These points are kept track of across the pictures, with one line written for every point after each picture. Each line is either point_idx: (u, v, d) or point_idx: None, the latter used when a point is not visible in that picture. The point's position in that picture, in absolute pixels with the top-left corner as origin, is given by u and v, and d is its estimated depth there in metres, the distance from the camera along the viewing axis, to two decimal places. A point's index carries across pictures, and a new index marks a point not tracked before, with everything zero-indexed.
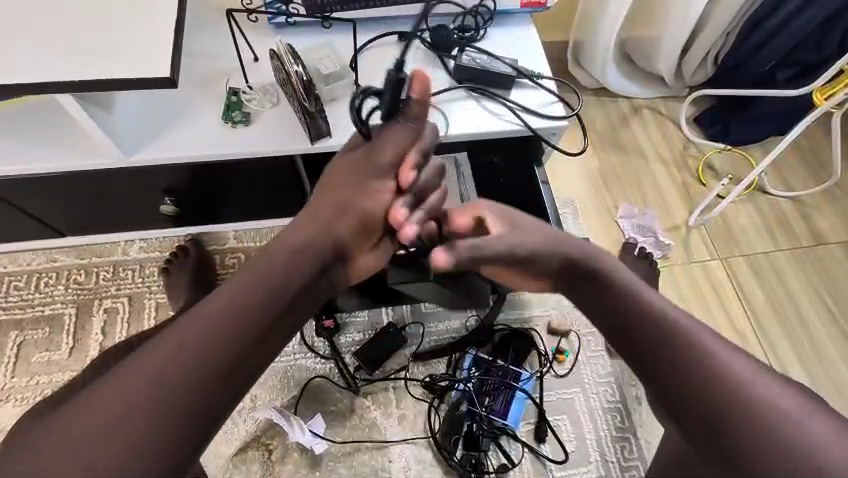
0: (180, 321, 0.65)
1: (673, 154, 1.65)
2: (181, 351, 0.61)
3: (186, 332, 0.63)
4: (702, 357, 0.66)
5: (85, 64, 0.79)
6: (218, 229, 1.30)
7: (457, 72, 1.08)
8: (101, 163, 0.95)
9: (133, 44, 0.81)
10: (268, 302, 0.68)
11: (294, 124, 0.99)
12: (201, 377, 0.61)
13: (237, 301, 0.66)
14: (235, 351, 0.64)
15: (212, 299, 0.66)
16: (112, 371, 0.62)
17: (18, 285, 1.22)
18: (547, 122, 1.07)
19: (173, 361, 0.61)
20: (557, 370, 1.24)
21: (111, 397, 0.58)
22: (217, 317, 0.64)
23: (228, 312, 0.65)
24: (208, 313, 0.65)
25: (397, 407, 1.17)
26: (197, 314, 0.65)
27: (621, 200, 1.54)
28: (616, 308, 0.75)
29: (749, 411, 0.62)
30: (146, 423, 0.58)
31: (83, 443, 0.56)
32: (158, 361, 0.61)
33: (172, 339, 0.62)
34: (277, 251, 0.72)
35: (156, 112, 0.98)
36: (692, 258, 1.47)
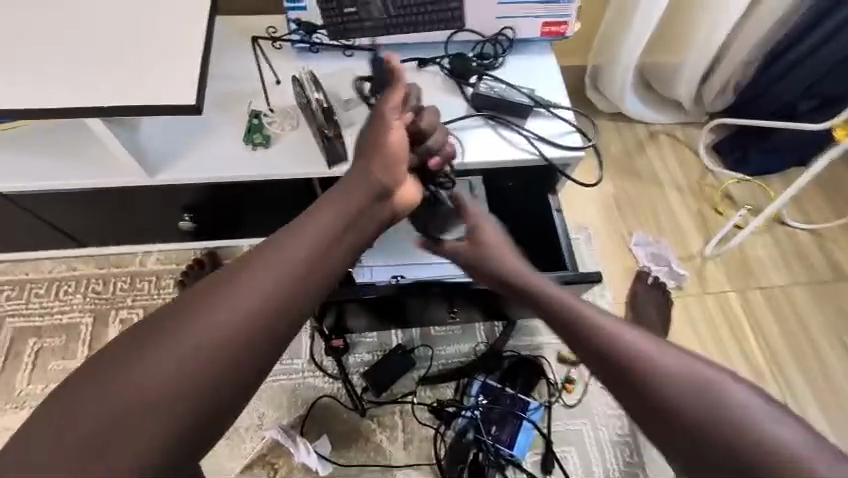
0: (226, 293, 0.64)
1: (689, 182, 1.63)
2: (225, 330, 0.62)
3: (222, 311, 0.63)
4: (666, 385, 0.65)
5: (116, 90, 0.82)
6: (233, 243, 1.32)
7: (475, 99, 1.08)
8: (126, 182, 0.97)
9: (162, 70, 0.84)
10: (298, 285, 0.68)
11: (314, 147, 1.01)
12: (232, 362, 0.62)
13: (280, 281, 0.67)
14: (265, 336, 0.64)
15: (260, 274, 0.66)
16: (135, 340, 0.61)
17: (39, 292, 1.25)
18: (562, 152, 1.07)
19: (206, 343, 0.61)
20: (566, 400, 1.23)
21: (140, 372, 0.59)
22: (253, 295, 0.65)
23: (258, 294, 0.65)
24: (239, 291, 0.65)
25: (403, 431, 1.17)
26: (226, 293, 0.65)
27: (637, 227, 1.53)
28: (581, 340, 0.73)
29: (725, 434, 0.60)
30: (176, 406, 0.58)
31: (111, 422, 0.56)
32: (202, 337, 0.61)
33: (218, 313, 0.63)
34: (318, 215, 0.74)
35: (179, 131, 1.00)
36: (707, 289, 1.45)
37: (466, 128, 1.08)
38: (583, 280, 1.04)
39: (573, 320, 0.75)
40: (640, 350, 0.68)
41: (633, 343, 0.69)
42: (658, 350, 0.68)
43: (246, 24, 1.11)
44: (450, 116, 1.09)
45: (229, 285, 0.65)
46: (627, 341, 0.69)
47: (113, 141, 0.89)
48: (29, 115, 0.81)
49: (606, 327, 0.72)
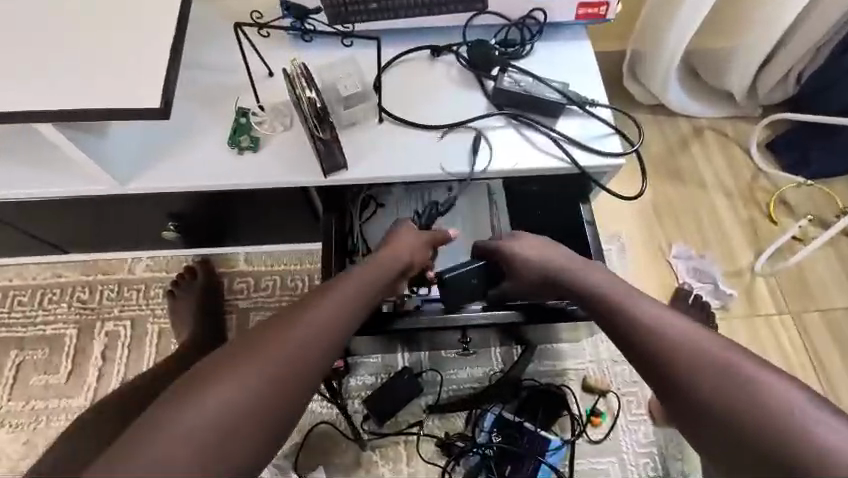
0: (278, 334, 0.72)
1: (739, 186, 1.44)
2: (276, 367, 0.69)
3: (273, 352, 0.70)
4: (709, 375, 0.64)
5: (69, 90, 0.69)
6: (228, 250, 1.21)
7: (497, 95, 0.92)
8: (96, 191, 0.86)
9: (125, 66, 0.71)
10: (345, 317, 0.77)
11: (308, 151, 0.88)
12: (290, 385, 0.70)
13: (323, 325, 0.75)
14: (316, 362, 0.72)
15: (307, 316, 0.75)
16: (192, 379, 0.67)
17: (22, 300, 1.17)
18: (598, 158, 0.91)
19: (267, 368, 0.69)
20: (590, 435, 1.10)
21: (197, 411, 0.64)
22: (297, 338, 0.72)
23: (314, 323, 0.74)
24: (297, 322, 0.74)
25: (408, 465, 1.06)
26: (287, 323, 0.73)
27: (676, 237, 1.35)
28: (621, 329, 0.73)
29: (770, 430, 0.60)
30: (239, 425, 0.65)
31: (181, 440, 0.62)
32: (257, 372, 0.68)
33: (271, 353, 0.70)
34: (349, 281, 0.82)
35: (156, 131, 0.87)
36: (757, 310, 1.28)
37: (485, 128, 0.92)
38: None
39: (614, 309, 0.76)
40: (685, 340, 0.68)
41: (679, 337, 0.69)
42: (706, 340, 0.68)
43: (236, 6, 0.98)
44: (465, 115, 0.93)
45: (288, 317, 0.75)
46: (671, 329, 0.69)
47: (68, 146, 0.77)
48: None
49: (650, 317, 0.72)
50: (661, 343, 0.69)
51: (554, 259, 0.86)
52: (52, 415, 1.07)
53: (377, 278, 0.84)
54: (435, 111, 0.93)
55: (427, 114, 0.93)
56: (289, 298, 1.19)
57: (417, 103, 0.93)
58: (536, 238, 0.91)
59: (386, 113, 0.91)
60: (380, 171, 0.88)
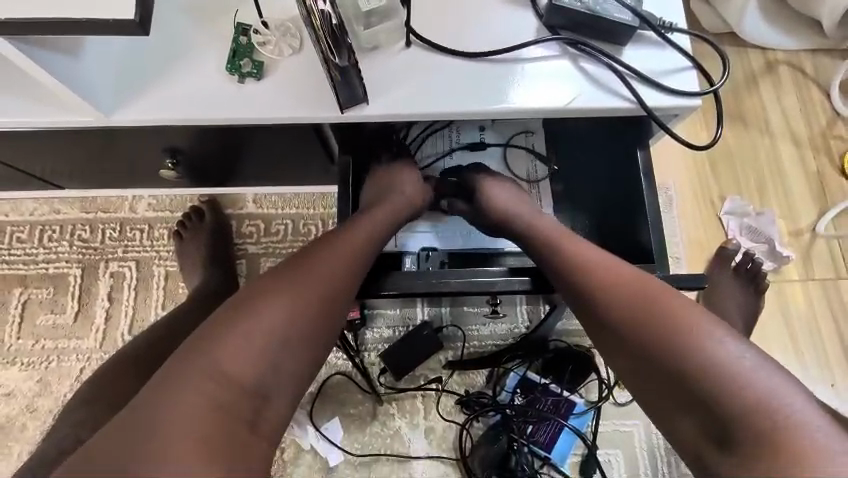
0: (263, 308, 0.66)
1: (809, 132, 1.26)
2: (269, 343, 0.64)
3: (263, 327, 0.65)
4: (657, 332, 0.65)
5: (22, 10, 0.55)
6: (236, 191, 1.11)
7: (552, 14, 0.75)
8: (78, 122, 0.73)
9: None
10: (346, 281, 0.72)
11: (320, 79, 0.74)
12: (290, 360, 0.66)
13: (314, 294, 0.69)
14: (316, 334, 0.68)
15: (295, 286, 0.69)
16: (178, 367, 0.61)
17: (21, 237, 1.10)
18: (667, 98, 0.76)
19: (267, 337, 0.64)
20: (617, 397, 1.05)
21: (191, 401, 0.59)
22: (286, 311, 0.67)
23: (316, 287, 0.70)
24: (295, 283, 0.69)
25: (424, 418, 1.03)
26: (286, 283, 0.69)
27: (730, 189, 1.21)
28: (581, 284, 0.73)
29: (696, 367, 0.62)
30: (238, 407, 0.61)
31: (179, 427, 0.57)
32: (249, 353, 0.63)
33: (262, 328, 0.65)
34: (337, 244, 0.74)
35: (141, 53, 0.73)
36: (811, 274, 1.16)
37: (535, 57, 0.76)
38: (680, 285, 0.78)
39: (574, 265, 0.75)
40: (625, 289, 0.70)
41: (641, 295, 0.69)
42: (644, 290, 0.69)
43: None
44: (512, 42, 0.77)
45: (288, 276, 0.70)
46: (618, 278, 0.71)
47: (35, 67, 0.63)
48: None
49: (616, 275, 0.72)
50: (624, 306, 0.69)
51: (519, 209, 0.85)
52: (62, 354, 1.05)
53: (367, 241, 0.77)
54: (474, 33, 0.76)
55: (463, 37, 0.76)
56: (301, 244, 1.11)
57: (451, 24, 0.77)
58: (509, 186, 0.89)
59: (415, 36, 0.75)
60: (405, 107, 0.74)
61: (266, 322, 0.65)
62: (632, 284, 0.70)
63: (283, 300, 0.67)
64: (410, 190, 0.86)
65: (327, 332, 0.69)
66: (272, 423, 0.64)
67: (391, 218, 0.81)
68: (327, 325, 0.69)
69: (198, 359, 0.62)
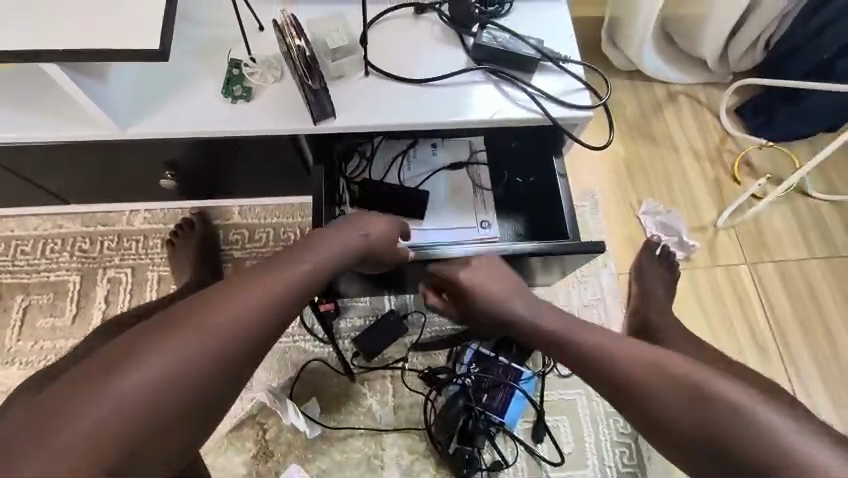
0: (181, 333, 0.66)
1: (708, 147, 1.52)
2: (177, 369, 0.64)
3: (175, 353, 0.65)
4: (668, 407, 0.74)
5: (42, 23, 0.74)
6: (223, 203, 1.27)
7: (477, 52, 0.99)
8: (97, 135, 0.90)
9: (112, 14, 0.75)
10: (271, 320, 0.72)
11: (297, 100, 0.94)
12: (190, 400, 0.65)
13: (234, 325, 0.69)
14: (226, 373, 0.68)
15: (218, 314, 0.69)
16: (85, 376, 0.62)
17: (25, 250, 1.22)
18: (568, 111, 0.98)
19: (170, 372, 0.64)
20: (560, 369, 1.21)
21: (83, 416, 0.59)
22: (203, 338, 0.66)
23: (237, 323, 0.69)
24: (214, 316, 0.68)
25: (393, 396, 1.16)
26: (205, 314, 0.68)
27: (646, 194, 1.44)
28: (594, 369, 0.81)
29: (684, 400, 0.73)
30: (124, 435, 0.60)
31: (63, 438, 0.58)
32: (153, 375, 0.63)
33: (174, 352, 0.64)
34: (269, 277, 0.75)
35: (151, 82, 0.92)
36: (717, 261, 1.38)
37: (466, 82, 0.99)
38: (579, 250, 0.95)
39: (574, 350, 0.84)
40: (615, 361, 0.79)
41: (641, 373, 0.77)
42: (630, 356, 0.79)
43: None
44: (448, 71, 0.99)
45: (210, 306, 0.69)
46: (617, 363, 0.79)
47: (79, 91, 0.81)
48: None
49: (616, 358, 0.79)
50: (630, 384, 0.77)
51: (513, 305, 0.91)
52: (60, 353, 1.15)
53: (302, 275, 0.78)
54: (418, 65, 0.99)
55: (409, 68, 0.99)
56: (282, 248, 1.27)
57: (400, 59, 0.99)
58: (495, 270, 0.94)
59: (372, 67, 0.97)
60: (366, 121, 0.94)
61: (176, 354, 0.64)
62: (619, 358, 0.79)
63: (198, 333, 0.66)
64: (376, 227, 0.90)
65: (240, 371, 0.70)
66: (165, 449, 0.64)
67: (339, 255, 0.84)
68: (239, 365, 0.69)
69: (102, 375, 0.62)
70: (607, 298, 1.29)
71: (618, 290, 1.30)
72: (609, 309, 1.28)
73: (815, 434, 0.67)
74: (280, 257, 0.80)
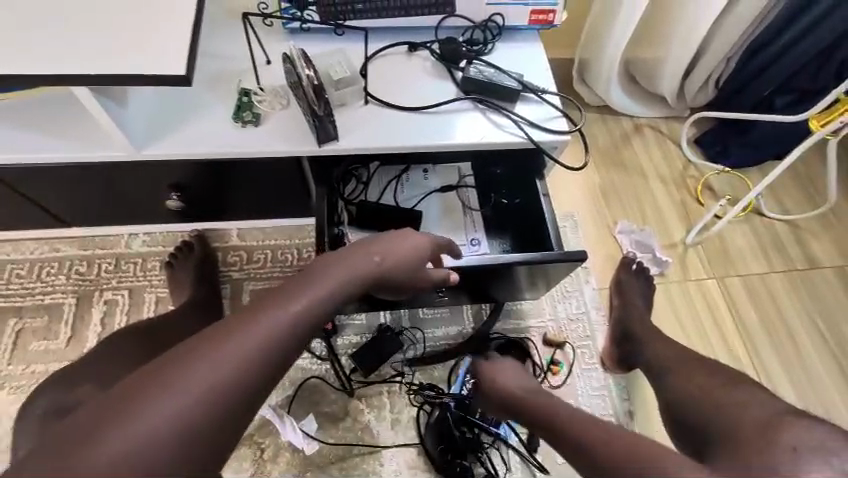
0: (189, 366, 0.56)
1: (673, 173, 1.66)
2: (184, 413, 0.53)
3: (182, 395, 0.53)
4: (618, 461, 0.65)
5: (75, 51, 0.81)
6: (223, 226, 1.32)
7: (464, 83, 1.10)
8: (112, 156, 0.96)
9: (138, 46, 0.83)
10: (266, 368, 0.60)
11: (302, 124, 1.02)
12: (186, 464, 0.52)
13: (250, 355, 0.59)
14: (233, 423, 0.56)
15: (232, 342, 0.59)
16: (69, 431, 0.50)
17: (20, 273, 1.22)
18: (548, 135, 1.09)
19: (168, 426, 0.51)
20: (551, 381, 1.27)
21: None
22: (213, 372, 0.56)
23: (245, 360, 0.58)
24: (210, 358, 0.57)
25: (390, 411, 1.18)
26: (184, 368, 0.55)
27: (620, 215, 1.56)
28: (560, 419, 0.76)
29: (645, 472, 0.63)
30: None
31: None
32: (156, 422, 0.51)
33: (181, 390, 0.54)
34: (286, 300, 0.66)
35: (168, 109, 1.00)
36: (688, 275, 1.49)
37: (455, 110, 1.09)
38: (566, 259, 1.03)
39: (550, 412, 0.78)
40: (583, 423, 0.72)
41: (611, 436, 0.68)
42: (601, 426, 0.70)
43: (236, 4, 1.12)
44: (439, 100, 1.10)
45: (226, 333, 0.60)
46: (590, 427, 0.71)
47: (101, 113, 0.88)
48: (12, 82, 0.80)
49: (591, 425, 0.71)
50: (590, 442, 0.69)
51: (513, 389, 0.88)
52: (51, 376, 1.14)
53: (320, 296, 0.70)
54: (412, 95, 1.09)
55: (404, 98, 1.09)
56: (280, 269, 1.31)
57: (397, 89, 1.10)
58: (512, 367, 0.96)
59: (371, 97, 1.07)
60: (365, 143, 1.03)
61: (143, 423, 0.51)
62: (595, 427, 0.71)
63: (175, 394, 0.53)
64: (384, 251, 0.85)
65: (226, 440, 0.56)
66: None
67: (355, 278, 0.77)
68: (226, 431, 0.55)
69: (91, 427, 0.50)
70: (591, 312, 1.36)
71: (600, 303, 1.38)
72: (592, 323, 1.35)
73: (783, 411, 0.74)
74: (293, 280, 0.72)
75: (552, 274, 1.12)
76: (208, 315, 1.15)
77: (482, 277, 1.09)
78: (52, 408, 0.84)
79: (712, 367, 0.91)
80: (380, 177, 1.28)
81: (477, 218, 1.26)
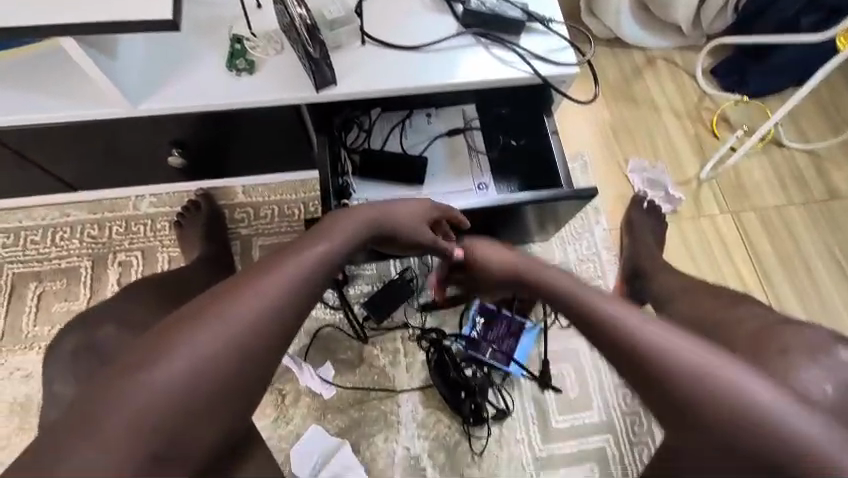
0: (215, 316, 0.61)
1: (688, 106, 1.59)
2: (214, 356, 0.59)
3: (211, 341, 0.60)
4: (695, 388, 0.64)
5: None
6: (227, 183, 1.31)
7: (466, 17, 1.04)
8: (109, 112, 0.94)
9: None
10: (278, 324, 0.63)
11: (299, 71, 0.98)
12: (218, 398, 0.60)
13: (270, 305, 0.64)
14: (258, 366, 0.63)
15: (253, 293, 0.63)
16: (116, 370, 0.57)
17: (34, 239, 1.24)
18: (555, 68, 1.04)
19: (199, 369, 0.58)
20: (563, 322, 1.26)
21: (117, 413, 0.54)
22: (237, 321, 0.61)
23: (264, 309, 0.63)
24: (233, 307, 0.62)
25: (405, 356, 1.21)
26: (206, 320, 0.60)
27: (632, 153, 1.51)
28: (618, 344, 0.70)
29: (700, 390, 0.64)
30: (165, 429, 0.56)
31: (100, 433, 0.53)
32: (189, 365, 0.58)
33: (210, 338, 0.60)
34: (301, 252, 0.70)
35: (160, 61, 0.96)
36: (701, 211, 1.46)
37: (457, 47, 1.04)
38: (576, 195, 1.01)
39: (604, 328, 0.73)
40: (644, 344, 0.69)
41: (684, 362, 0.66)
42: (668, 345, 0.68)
43: None
44: (439, 37, 1.04)
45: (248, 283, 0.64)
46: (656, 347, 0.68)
47: (90, 66, 0.85)
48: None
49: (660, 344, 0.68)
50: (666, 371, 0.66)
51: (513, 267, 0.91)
52: None
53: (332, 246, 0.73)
54: (411, 33, 1.04)
55: (402, 36, 1.03)
56: (288, 223, 1.31)
57: (394, 27, 1.04)
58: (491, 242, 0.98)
59: (368, 37, 1.02)
60: (365, 87, 0.99)
61: (173, 371, 0.57)
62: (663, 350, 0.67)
63: (199, 343, 0.59)
64: (382, 206, 0.86)
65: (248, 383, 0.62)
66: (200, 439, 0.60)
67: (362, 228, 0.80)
68: (248, 375, 0.62)
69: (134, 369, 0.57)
70: (601, 252, 1.35)
71: (610, 243, 1.37)
72: (603, 263, 1.34)
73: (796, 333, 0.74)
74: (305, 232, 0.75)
75: (563, 214, 1.10)
76: (221, 271, 1.17)
77: (493, 221, 1.08)
78: (82, 346, 0.85)
79: (725, 297, 0.91)
80: (383, 124, 1.24)
81: (484, 162, 1.23)
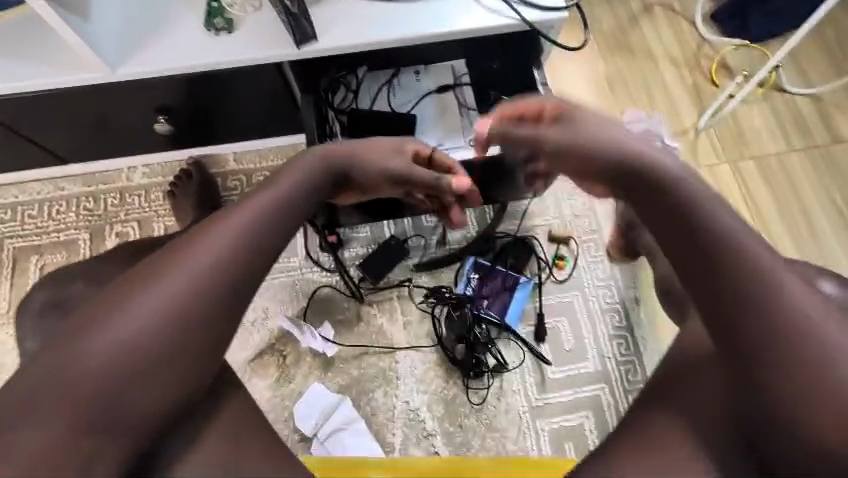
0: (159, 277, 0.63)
1: (686, 54, 1.54)
2: (158, 314, 0.61)
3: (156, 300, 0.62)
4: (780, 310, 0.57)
5: None
6: (217, 150, 1.30)
7: None
8: (89, 77, 0.93)
9: None
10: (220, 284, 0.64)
11: (279, 27, 0.96)
12: (166, 356, 0.61)
13: (213, 264, 0.64)
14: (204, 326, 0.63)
15: (196, 254, 0.65)
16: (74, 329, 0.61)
17: (32, 213, 1.26)
18: (545, 14, 1.00)
19: (146, 328, 0.61)
20: (557, 276, 1.27)
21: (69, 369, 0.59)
22: (180, 280, 0.63)
23: (207, 268, 0.64)
24: (176, 269, 0.64)
25: (402, 315, 1.23)
26: (151, 281, 0.63)
27: (628, 105, 1.48)
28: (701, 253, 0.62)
29: (792, 313, 0.57)
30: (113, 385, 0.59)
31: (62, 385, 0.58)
32: (135, 324, 0.61)
33: (154, 297, 0.62)
34: (246, 209, 0.69)
35: (137, 23, 0.95)
36: (699, 161, 1.43)
37: None
38: None
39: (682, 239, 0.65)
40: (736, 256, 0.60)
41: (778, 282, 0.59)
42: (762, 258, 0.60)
43: None
44: None
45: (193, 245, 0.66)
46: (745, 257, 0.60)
47: (65, 29, 0.84)
48: None
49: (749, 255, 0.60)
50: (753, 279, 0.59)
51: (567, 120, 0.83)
52: None
53: (282, 202, 0.71)
54: None
55: None
56: None
57: None
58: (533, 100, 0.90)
59: None
60: (348, 42, 0.96)
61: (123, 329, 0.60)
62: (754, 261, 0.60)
63: (145, 302, 0.62)
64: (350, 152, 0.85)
65: (197, 343, 0.63)
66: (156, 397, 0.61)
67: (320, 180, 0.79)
68: (194, 334, 0.63)
69: (88, 327, 0.61)
70: (597, 207, 1.33)
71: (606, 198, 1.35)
72: (599, 217, 1.33)
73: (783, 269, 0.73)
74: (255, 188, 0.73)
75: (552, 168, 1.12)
76: None
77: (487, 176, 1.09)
78: (51, 301, 0.79)
79: None
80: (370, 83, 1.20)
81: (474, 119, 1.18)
